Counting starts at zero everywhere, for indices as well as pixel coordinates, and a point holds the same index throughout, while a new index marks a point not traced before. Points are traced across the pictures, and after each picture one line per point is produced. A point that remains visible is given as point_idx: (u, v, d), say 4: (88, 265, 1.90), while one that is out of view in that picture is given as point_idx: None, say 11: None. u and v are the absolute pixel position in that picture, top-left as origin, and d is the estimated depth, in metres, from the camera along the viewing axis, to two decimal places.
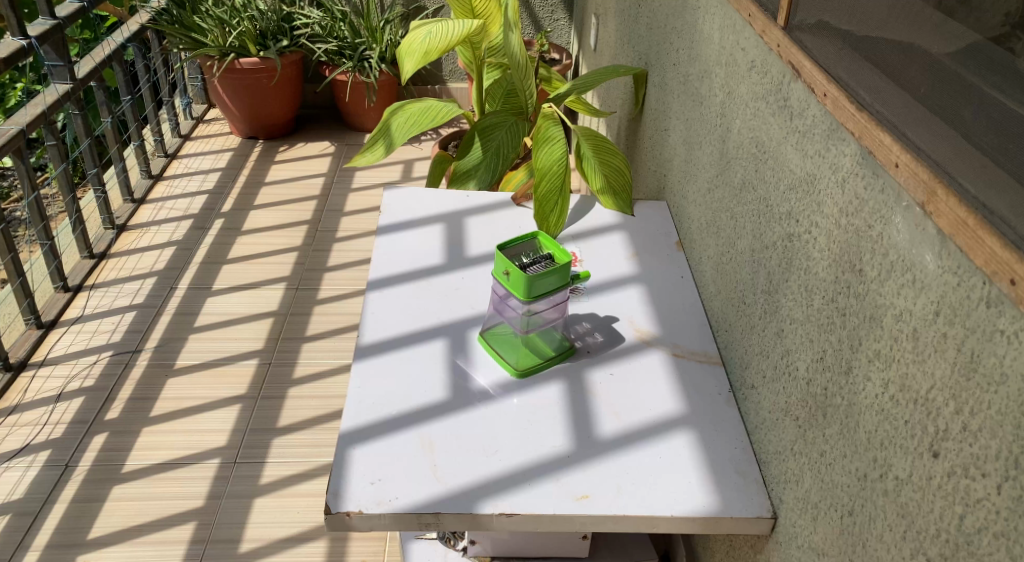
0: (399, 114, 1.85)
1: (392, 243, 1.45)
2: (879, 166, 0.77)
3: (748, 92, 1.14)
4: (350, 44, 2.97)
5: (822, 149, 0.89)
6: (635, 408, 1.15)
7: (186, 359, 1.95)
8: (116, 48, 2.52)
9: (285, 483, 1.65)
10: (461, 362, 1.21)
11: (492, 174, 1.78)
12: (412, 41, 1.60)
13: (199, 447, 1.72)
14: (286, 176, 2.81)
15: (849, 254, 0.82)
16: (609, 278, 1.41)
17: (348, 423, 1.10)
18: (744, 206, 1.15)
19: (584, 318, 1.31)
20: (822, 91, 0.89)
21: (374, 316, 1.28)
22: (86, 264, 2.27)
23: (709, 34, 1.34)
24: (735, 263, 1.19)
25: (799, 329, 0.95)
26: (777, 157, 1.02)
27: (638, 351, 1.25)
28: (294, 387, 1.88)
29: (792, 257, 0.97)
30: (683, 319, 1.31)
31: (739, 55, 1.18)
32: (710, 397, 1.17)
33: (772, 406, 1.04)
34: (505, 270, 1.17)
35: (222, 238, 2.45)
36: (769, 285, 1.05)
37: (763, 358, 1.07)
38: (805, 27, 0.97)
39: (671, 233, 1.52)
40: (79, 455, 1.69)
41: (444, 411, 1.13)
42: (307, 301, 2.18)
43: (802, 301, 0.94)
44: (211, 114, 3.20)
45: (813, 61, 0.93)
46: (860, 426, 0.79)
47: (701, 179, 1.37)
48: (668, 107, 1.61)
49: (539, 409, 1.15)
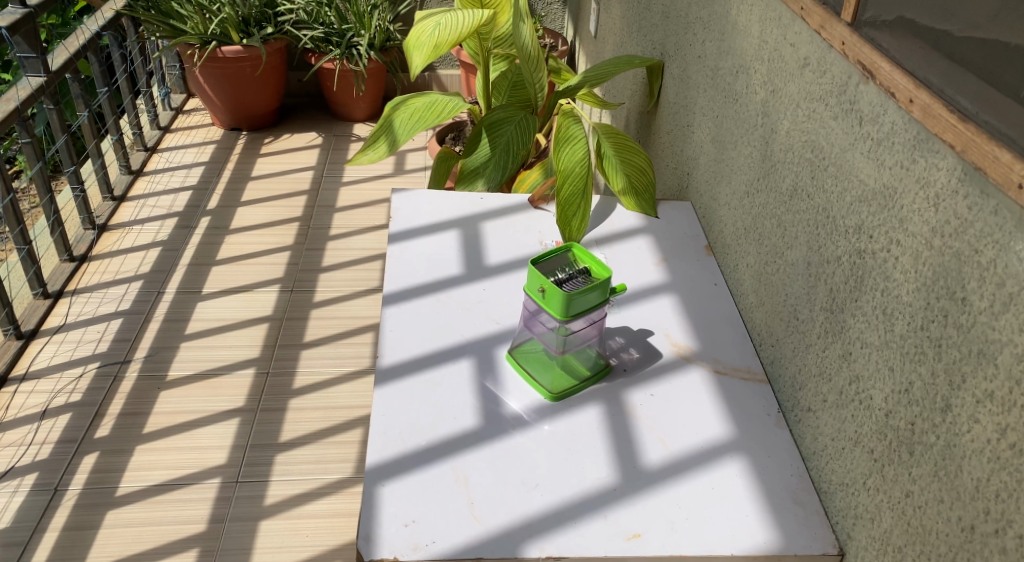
0: (402, 109, 1.75)
1: (406, 253, 1.36)
2: (991, 185, 0.69)
3: (799, 92, 1.05)
4: (337, 30, 2.83)
5: (907, 161, 0.81)
6: (680, 433, 1.07)
7: (179, 370, 1.85)
8: (91, 37, 2.38)
9: (291, 503, 1.55)
10: (490, 385, 1.13)
11: (501, 172, 1.69)
12: (420, 34, 1.50)
13: (197, 466, 1.62)
14: (273, 170, 2.69)
15: (945, 279, 0.75)
16: (639, 287, 1.32)
17: (373, 456, 1.01)
18: (796, 215, 1.07)
19: (616, 332, 1.23)
20: (906, 97, 0.80)
21: (394, 335, 1.19)
22: (66, 268, 2.14)
23: (746, 27, 1.25)
24: (784, 274, 1.11)
25: (872, 356, 0.88)
26: (840, 165, 0.94)
27: (677, 368, 1.17)
28: (296, 398, 1.79)
29: (863, 275, 0.90)
30: (721, 332, 1.24)
31: (787, 51, 1.09)
32: (757, 419, 1.10)
33: (836, 434, 0.96)
34: (539, 287, 1.08)
35: (210, 237, 2.33)
36: (833, 303, 0.97)
37: (823, 381, 0.99)
38: (881, 24, 0.88)
39: (699, 236, 1.44)
40: (69, 478, 1.58)
41: (476, 441, 1.04)
42: (303, 304, 2.08)
43: (878, 326, 0.86)
44: (191, 104, 3.05)
45: (893, 60, 0.84)
46: (964, 472, 0.72)
47: (737, 181, 1.28)
48: (692, 102, 1.52)
49: (577, 436, 1.06)
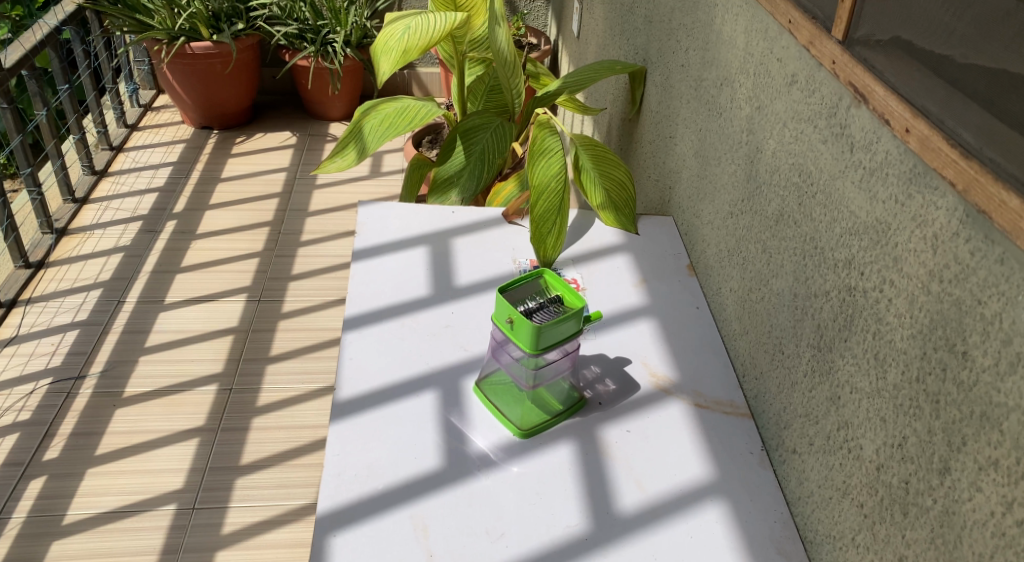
0: (373, 114, 1.67)
1: (370, 272, 1.27)
2: (996, 232, 0.62)
3: (786, 111, 0.98)
4: (311, 26, 2.74)
5: (902, 196, 0.74)
6: (658, 474, 1.00)
7: (137, 386, 1.77)
8: (49, 31, 2.28)
9: (250, 532, 1.48)
10: (455, 420, 1.05)
11: (476, 182, 1.61)
12: (388, 37, 1.42)
13: (152, 491, 1.54)
14: (243, 172, 2.60)
15: (944, 329, 0.68)
16: (616, 310, 1.25)
17: (325, 503, 0.94)
18: (782, 242, 1.00)
19: (591, 361, 1.16)
20: (902, 126, 0.73)
21: (353, 364, 1.11)
22: (22, 275, 2.06)
23: (731, 37, 1.18)
24: (769, 303, 1.04)
25: (863, 403, 0.81)
26: (830, 194, 0.87)
27: (656, 402, 1.10)
28: (260, 417, 1.71)
29: (853, 314, 0.83)
30: (702, 362, 1.16)
31: (773, 66, 1.02)
32: (740, 458, 1.03)
33: (823, 482, 0.89)
34: (507, 316, 1.01)
35: (176, 242, 2.24)
36: (821, 341, 0.90)
37: (809, 423, 0.93)
38: (875, 43, 0.81)
39: (682, 254, 1.37)
40: (13, 505, 1.51)
41: (437, 484, 0.97)
42: (270, 315, 2.00)
43: (869, 372, 0.80)
44: (160, 101, 2.96)
45: (887, 84, 0.77)
46: (964, 545, 0.65)
47: (721, 200, 1.21)
48: (675, 112, 1.45)
49: (547, 477, 0.99)
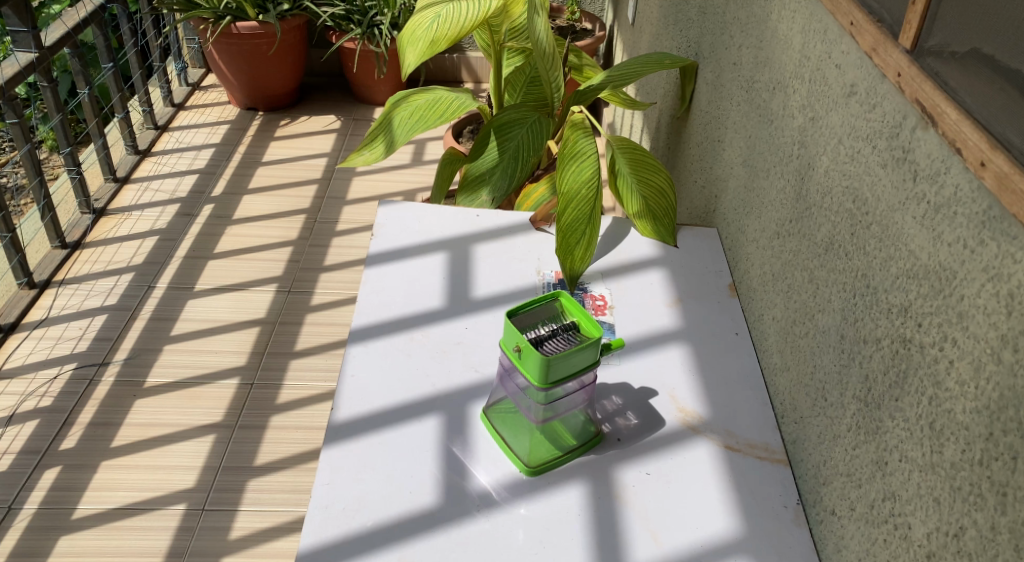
0: (404, 106, 1.58)
1: (383, 279, 1.19)
2: None
3: (843, 125, 0.86)
4: (359, 8, 2.67)
5: (972, 242, 0.62)
6: (677, 527, 0.90)
7: (158, 377, 1.73)
8: (94, 9, 2.25)
9: (256, 539, 1.43)
10: (457, 451, 0.97)
11: (508, 180, 1.51)
12: (417, 27, 1.34)
13: (165, 489, 1.51)
14: (285, 155, 2.55)
15: (1015, 407, 0.56)
16: (645, 332, 1.14)
17: (308, 539, 0.87)
18: (831, 274, 0.88)
19: (612, 391, 1.06)
20: (977, 159, 0.61)
21: (355, 382, 1.04)
22: (57, 256, 2.05)
23: (787, 36, 1.05)
24: (813, 340, 0.93)
25: (913, 476, 0.69)
26: (887, 228, 0.75)
27: (682, 441, 0.99)
28: (278, 415, 1.66)
29: (907, 370, 0.71)
30: (737, 397, 1.05)
31: (831, 73, 0.90)
32: (771, 512, 0.92)
33: (863, 554, 0.78)
34: (515, 344, 0.92)
35: (211, 227, 2.21)
36: (870, 396, 0.78)
37: (851, 484, 0.81)
38: (949, 56, 0.69)
39: (723, 271, 1.25)
40: (25, 496, 1.49)
41: (432, 524, 0.89)
42: (298, 307, 1.94)
43: (922, 442, 0.68)
44: (208, 80, 2.93)
45: (961, 105, 0.65)
46: None
47: (767, 217, 1.09)
48: (724, 114, 1.33)
49: (554, 521, 0.90)
